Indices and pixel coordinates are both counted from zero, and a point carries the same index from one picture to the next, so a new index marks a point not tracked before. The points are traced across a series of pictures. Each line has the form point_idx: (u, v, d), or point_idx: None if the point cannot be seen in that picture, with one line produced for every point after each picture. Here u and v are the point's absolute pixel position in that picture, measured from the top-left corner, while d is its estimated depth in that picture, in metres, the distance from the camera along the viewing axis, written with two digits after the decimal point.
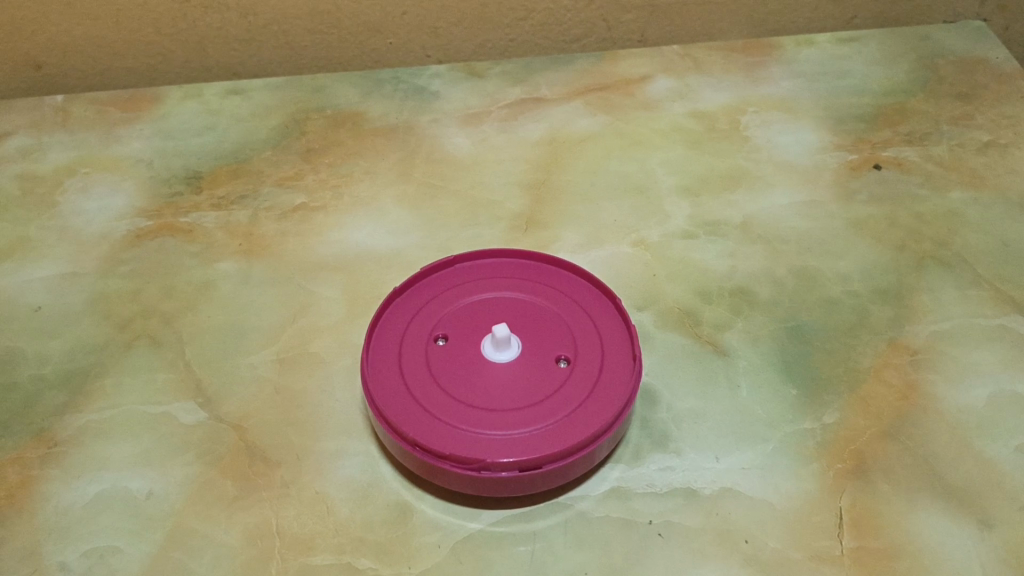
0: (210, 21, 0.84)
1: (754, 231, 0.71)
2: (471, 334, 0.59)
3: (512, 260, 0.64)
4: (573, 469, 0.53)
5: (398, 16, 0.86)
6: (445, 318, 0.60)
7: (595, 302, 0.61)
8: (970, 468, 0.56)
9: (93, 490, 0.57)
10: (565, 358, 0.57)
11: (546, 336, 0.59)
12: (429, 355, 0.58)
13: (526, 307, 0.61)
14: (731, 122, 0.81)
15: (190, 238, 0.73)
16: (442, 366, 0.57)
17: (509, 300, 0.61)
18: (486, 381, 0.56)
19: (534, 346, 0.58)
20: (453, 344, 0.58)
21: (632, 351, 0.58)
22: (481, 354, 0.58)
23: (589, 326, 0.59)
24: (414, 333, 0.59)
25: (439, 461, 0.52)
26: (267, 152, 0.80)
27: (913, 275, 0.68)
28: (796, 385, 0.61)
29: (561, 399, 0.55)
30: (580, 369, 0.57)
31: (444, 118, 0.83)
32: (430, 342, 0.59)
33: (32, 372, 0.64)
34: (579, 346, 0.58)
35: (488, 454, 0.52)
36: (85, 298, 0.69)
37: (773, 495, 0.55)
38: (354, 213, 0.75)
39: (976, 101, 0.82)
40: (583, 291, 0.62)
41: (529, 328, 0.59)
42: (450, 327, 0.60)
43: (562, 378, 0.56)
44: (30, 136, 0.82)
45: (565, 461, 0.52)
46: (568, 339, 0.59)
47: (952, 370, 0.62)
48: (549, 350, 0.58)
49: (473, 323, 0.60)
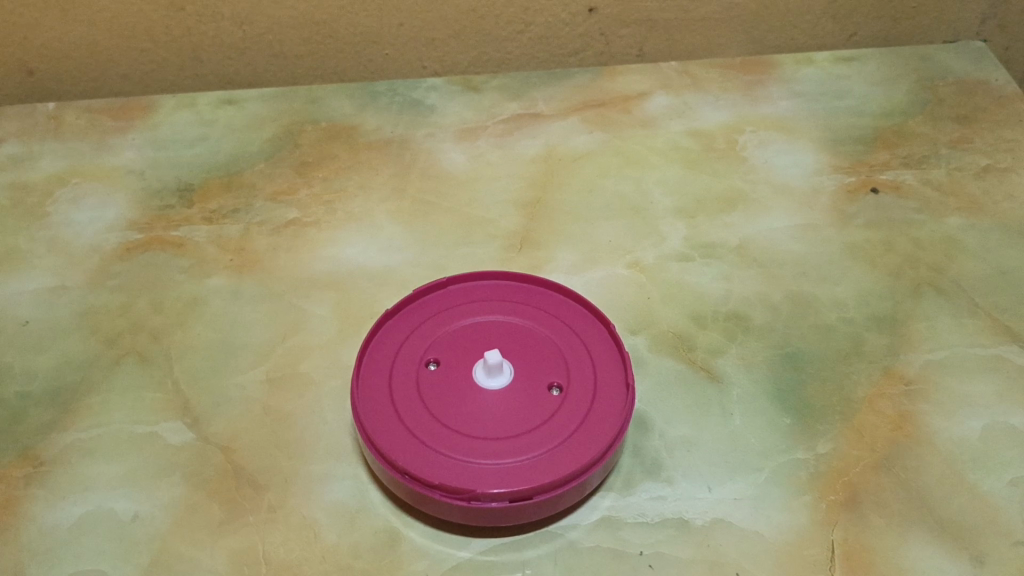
0: (205, 29, 0.83)
1: (750, 254, 0.71)
2: (463, 359, 0.58)
3: (506, 283, 0.64)
4: (564, 499, 0.53)
5: (395, 27, 0.85)
6: (436, 342, 0.59)
7: (589, 328, 0.61)
8: (963, 502, 0.56)
9: (78, 512, 0.56)
10: (558, 385, 0.57)
11: (538, 363, 0.58)
12: (420, 380, 0.57)
13: (519, 331, 0.60)
14: (729, 141, 0.81)
15: (180, 252, 0.72)
16: (432, 392, 0.56)
17: (501, 324, 0.61)
18: (476, 408, 0.55)
19: (526, 373, 0.58)
20: (445, 369, 0.58)
21: (625, 380, 0.57)
22: (472, 379, 0.57)
23: (582, 353, 0.59)
24: (406, 357, 0.59)
25: (427, 489, 0.52)
26: (260, 165, 0.79)
27: (909, 302, 0.68)
28: (790, 414, 0.60)
29: (553, 428, 0.55)
30: (573, 397, 0.56)
31: (440, 132, 0.82)
32: (421, 367, 0.58)
33: (19, 388, 0.63)
34: (572, 374, 0.58)
35: (478, 484, 0.52)
36: (74, 313, 0.68)
37: (765, 527, 0.55)
38: (347, 229, 0.74)
39: (975, 125, 0.82)
40: (576, 316, 0.61)
41: (521, 354, 0.59)
42: (441, 351, 0.59)
43: (554, 407, 0.56)
44: (21, 144, 0.81)
45: (556, 492, 0.52)
46: (560, 366, 0.58)
47: (947, 401, 0.61)
48: (541, 377, 0.57)
49: (465, 347, 0.59)
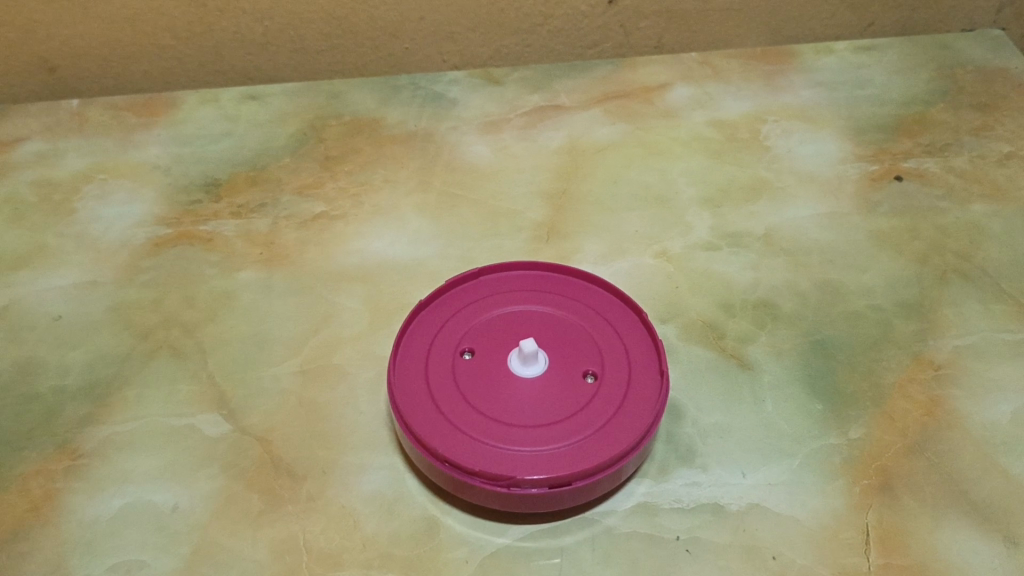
0: (226, 25, 0.83)
1: (777, 243, 0.71)
2: (498, 348, 0.59)
3: (536, 273, 0.64)
4: (602, 485, 0.53)
5: (415, 21, 0.85)
6: (470, 331, 0.60)
7: (620, 316, 0.61)
8: (996, 485, 0.57)
9: (118, 504, 0.57)
10: (592, 373, 0.57)
11: (572, 351, 0.59)
12: (456, 370, 0.58)
13: (551, 320, 0.61)
14: (752, 131, 0.81)
15: (210, 246, 0.73)
16: (468, 381, 0.57)
17: (534, 313, 0.61)
18: (513, 396, 0.56)
19: (560, 361, 0.58)
20: (479, 357, 0.58)
21: (659, 366, 0.58)
22: (507, 368, 0.58)
23: (615, 340, 0.59)
24: (440, 347, 0.59)
25: (467, 476, 0.52)
26: (286, 159, 0.80)
27: (936, 288, 0.68)
28: (821, 400, 0.61)
29: (589, 415, 0.55)
30: (608, 385, 0.57)
31: (463, 125, 0.83)
32: (456, 356, 0.58)
33: (54, 383, 0.64)
34: (606, 361, 0.58)
35: (517, 471, 0.52)
36: (106, 308, 0.68)
37: (800, 511, 0.55)
38: (374, 222, 0.74)
39: (996, 112, 0.82)
40: (608, 304, 0.62)
41: (555, 343, 0.59)
42: (475, 341, 0.59)
43: (590, 394, 0.56)
44: (46, 141, 0.82)
45: (594, 477, 0.52)
46: (594, 354, 0.59)
47: (977, 386, 0.62)
48: (576, 365, 0.58)
49: (499, 336, 0.60)
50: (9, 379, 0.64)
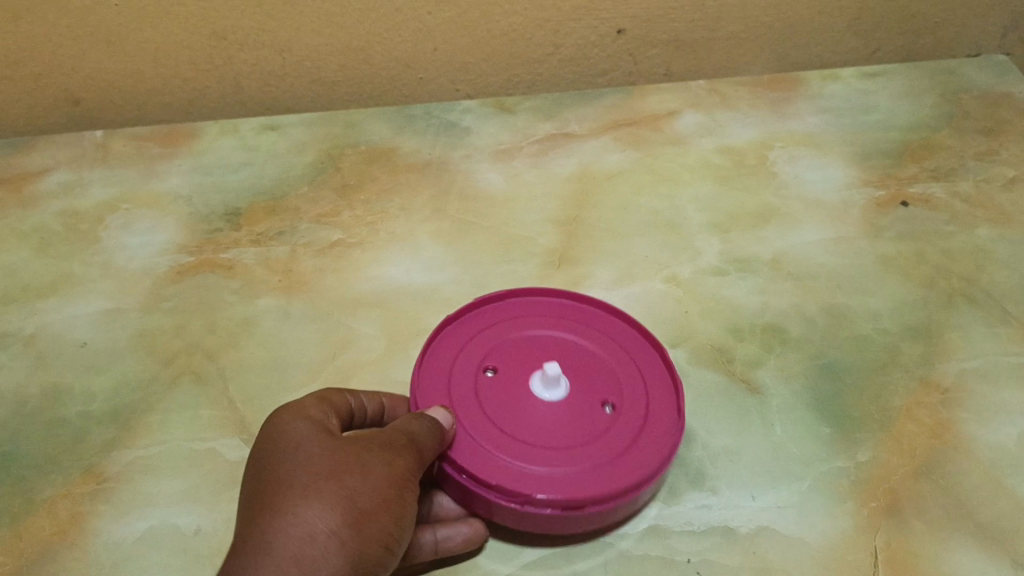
0: (245, 58, 0.82)
1: (784, 268, 0.73)
2: (521, 368, 0.60)
3: (563, 301, 0.66)
4: (611, 512, 0.54)
5: (429, 51, 0.84)
6: (493, 349, 0.62)
7: (643, 351, 0.63)
8: (1002, 507, 0.58)
9: (142, 526, 0.59)
10: (611, 402, 0.59)
11: (594, 379, 0.60)
12: (478, 386, 0.59)
13: (573, 346, 0.62)
14: (760, 157, 0.83)
15: (230, 274, 0.75)
16: (490, 397, 0.58)
17: (557, 338, 0.63)
18: (532, 417, 0.57)
19: (581, 388, 0.59)
20: (502, 375, 0.60)
21: (677, 404, 0.59)
22: (527, 387, 0.59)
23: (634, 374, 0.61)
24: (464, 361, 0.61)
25: (482, 491, 0.53)
26: (304, 188, 0.82)
27: (942, 311, 0.69)
28: (829, 423, 0.62)
29: (605, 444, 0.56)
30: (625, 416, 0.58)
31: (476, 154, 0.85)
32: (480, 372, 0.60)
33: (80, 408, 0.65)
34: (625, 393, 0.60)
35: (531, 489, 0.53)
36: (130, 334, 0.70)
37: (810, 533, 0.56)
38: (390, 249, 0.76)
39: (1000, 137, 0.84)
40: (631, 338, 0.63)
41: (576, 369, 0.61)
42: (499, 359, 0.61)
43: (606, 423, 0.57)
44: (71, 171, 0.84)
45: (604, 505, 0.53)
46: (614, 385, 0.60)
47: (983, 409, 0.63)
48: (595, 392, 0.59)
49: (521, 357, 0.61)
50: (37, 405, 0.66)
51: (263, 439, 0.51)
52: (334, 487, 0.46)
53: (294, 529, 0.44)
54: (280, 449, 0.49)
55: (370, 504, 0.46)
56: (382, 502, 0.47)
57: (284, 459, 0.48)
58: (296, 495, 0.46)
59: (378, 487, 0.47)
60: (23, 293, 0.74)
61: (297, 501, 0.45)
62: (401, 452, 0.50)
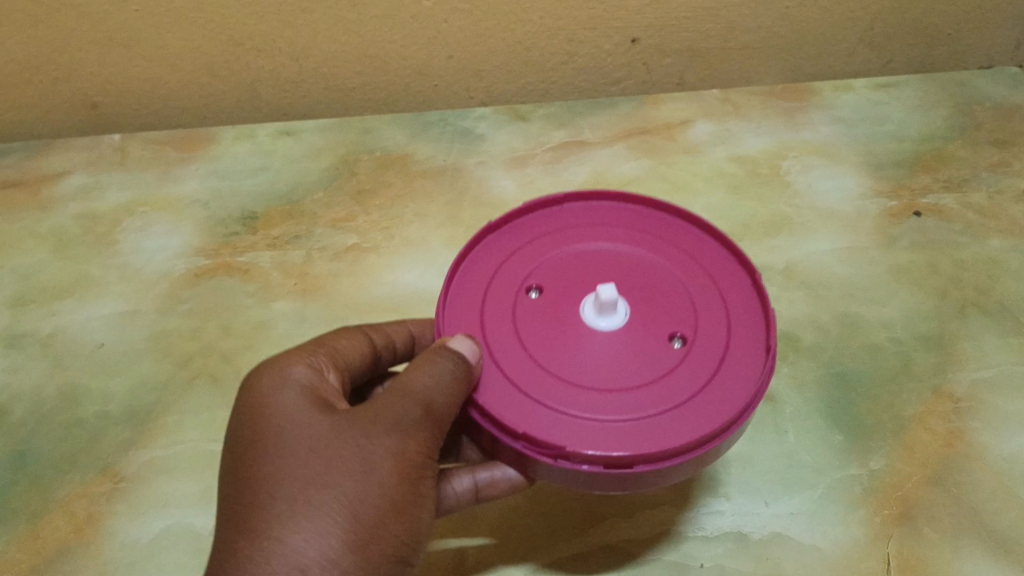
0: (262, 63, 0.82)
1: (797, 276, 0.73)
2: (570, 290, 0.52)
3: (631, 210, 0.57)
4: (669, 474, 0.45)
5: (444, 59, 0.83)
6: (540, 268, 0.53)
7: (728, 276, 0.53)
8: (1015, 516, 0.58)
9: (158, 526, 0.59)
10: (681, 337, 0.50)
11: (662, 310, 0.51)
12: (517, 308, 0.51)
13: (640, 268, 0.53)
14: (773, 167, 0.83)
15: (247, 277, 0.75)
16: (531, 323, 0.50)
17: (620, 257, 0.54)
18: (582, 352, 0.49)
19: (644, 319, 0.50)
20: (547, 298, 0.52)
21: (767, 344, 0.49)
22: (579, 316, 0.50)
23: (717, 308, 0.51)
24: (503, 280, 0.53)
25: (511, 441, 0.46)
26: (319, 193, 0.83)
27: (956, 321, 0.69)
28: (843, 431, 0.62)
29: (670, 386, 0.47)
30: (697, 354, 0.49)
31: (491, 160, 0.85)
32: (521, 293, 0.52)
33: (97, 409, 0.66)
34: (700, 328, 0.50)
35: (572, 442, 0.45)
36: (147, 336, 0.71)
37: (823, 541, 0.56)
38: (405, 255, 0.77)
39: (1013, 148, 0.84)
40: (714, 259, 0.54)
41: (641, 298, 0.52)
42: (545, 279, 0.53)
43: (674, 362, 0.48)
44: (88, 174, 0.84)
45: (663, 464, 0.44)
46: (687, 316, 0.51)
47: (996, 418, 0.63)
48: (663, 325, 0.50)
49: (573, 277, 0.53)
50: (54, 405, 0.66)
51: (253, 406, 0.48)
52: (326, 498, 0.43)
53: (284, 556, 0.42)
54: (268, 439, 0.45)
55: (370, 512, 0.44)
56: (385, 506, 0.44)
57: (272, 455, 0.45)
58: (284, 513, 0.43)
59: (379, 489, 0.44)
60: (41, 295, 0.74)
61: (285, 520, 0.43)
62: (409, 433, 0.46)
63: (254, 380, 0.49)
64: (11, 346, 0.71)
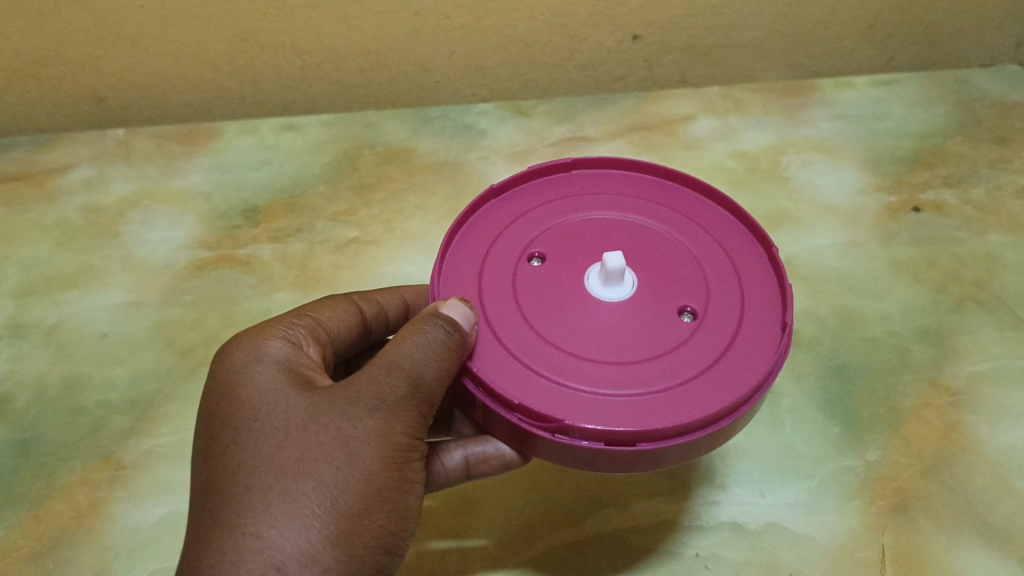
0: (265, 59, 0.81)
1: (796, 270, 0.73)
2: (574, 259, 0.53)
3: (644, 180, 0.58)
4: (671, 454, 0.45)
5: (446, 55, 0.83)
6: (544, 235, 0.54)
7: (743, 249, 0.54)
8: (1011, 507, 0.58)
9: (158, 512, 0.60)
10: (691, 311, 0.50)
11: (672, 282, 0.51)
12: (518, 274, 0.52)
13: (647, 237, 0.54)
14: (773, 162, 0.84)
15: (249, 269, 0.76)
16: (532, 289, 0.51)
17: (629, 225, 0.55)
18: (585, 322, 0.49)
19: (652, 291, 0.51)
20: (550, 265, 0.52)
21: (781, 321, 0.49)
22: (582, 285, 0.51)
23: (731, 281, 0.52)
24: (505, 247, 0.53)
25: (506, 412, 0.45)
26: (321, 187, 0.83)
27: (954, 316, 0.70)
28: (839, 423, 0.62)
29: (677, 360, 0.47)
30: (708, 328, 0.49)
31: (492, 155, 0.86)
32: (523, 260, 0.53)
33: (99, 397, 0.67)
34: (711, 301, 0.50)
35: (570, 416, 0.45)
36: (149, 326, 0.72)
37: (818, 531, 0.57)
38: (405, 247, 0.78)
39: (1012, 145, 0.85)
40: (730, 232, 0.54)
41: (650, 268, 0.52)
42: (548, 247, 0.53)
43: (683, 334, 0.49)
44: (93, 168, 0.85)
45: (666, 442, 0.44)
46: (698, 288, 0.51)
47: (992, 411, 0.63)
48: (673, 297, 0.50)
49: (578, 247, 0.53)
50: (57, 393, 0.67)
51: (230, 385, 0.47)
52: (305, 489, 0.42)
53: (261, 551, 0.40)
54: (244, 423, 0.44)
55: (351, 501, 0.43)
56: (366, 493, 0.43)
57: (247, 440, 0.43)
58: (260, 506, 0.41)
59: (360, 475, 0.43)
60: (45, 285, 0.75)
61: (261, 514, 0.41)
62: (394, 414, 0.45)
63: (231, 355, 0.48)
64: (15, 335, 0.71)
